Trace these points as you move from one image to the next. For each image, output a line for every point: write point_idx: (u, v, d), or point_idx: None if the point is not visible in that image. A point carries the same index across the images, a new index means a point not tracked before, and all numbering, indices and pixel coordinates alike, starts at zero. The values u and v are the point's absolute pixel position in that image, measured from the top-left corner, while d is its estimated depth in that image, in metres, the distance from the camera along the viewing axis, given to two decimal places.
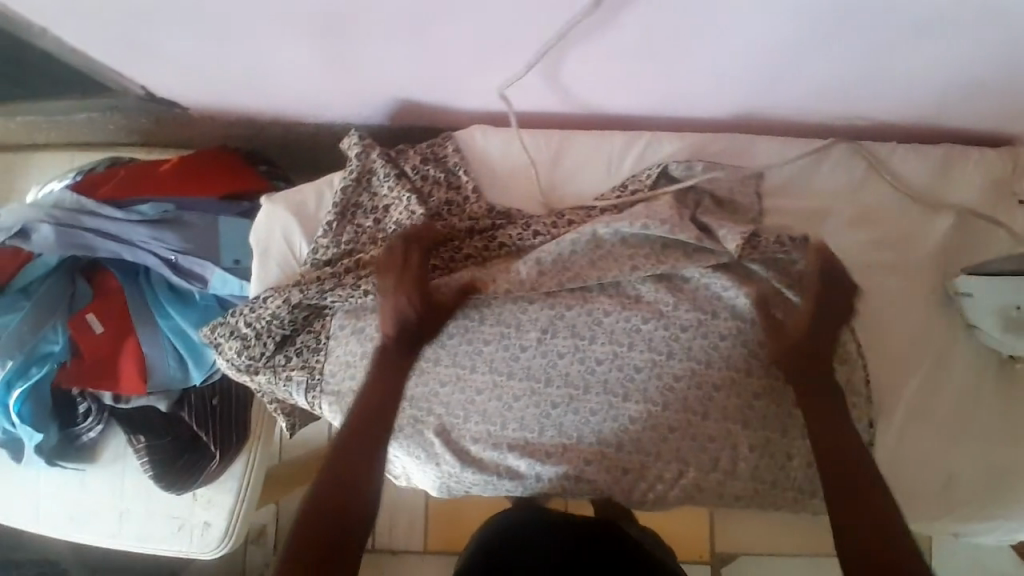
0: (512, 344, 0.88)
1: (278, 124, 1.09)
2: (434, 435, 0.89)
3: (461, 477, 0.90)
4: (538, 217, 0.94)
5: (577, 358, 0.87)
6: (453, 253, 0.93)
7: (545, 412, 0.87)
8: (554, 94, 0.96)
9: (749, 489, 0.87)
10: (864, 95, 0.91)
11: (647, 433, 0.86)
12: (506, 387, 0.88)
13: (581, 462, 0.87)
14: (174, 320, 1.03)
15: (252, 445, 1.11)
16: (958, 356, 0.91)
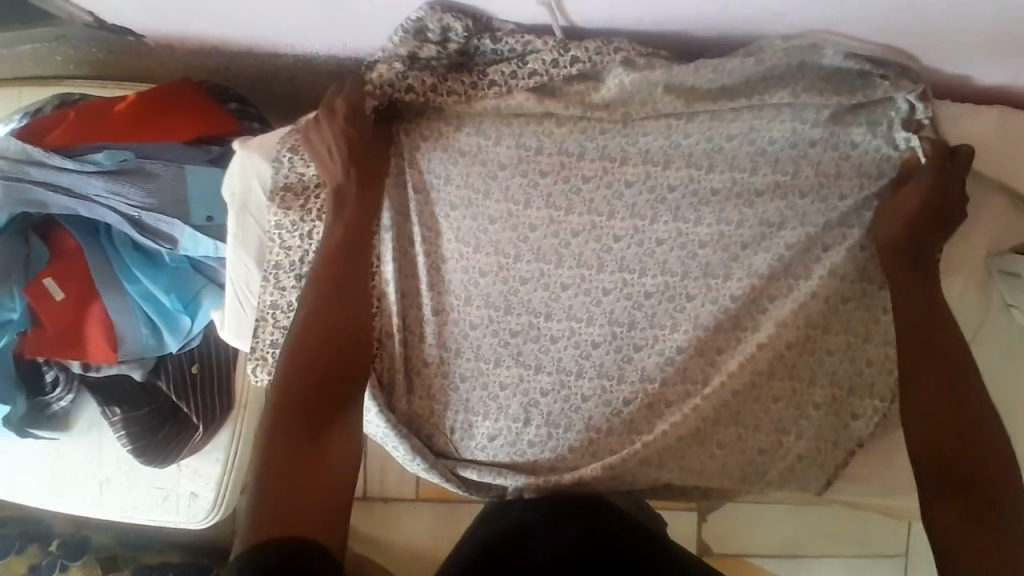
0: (554, 281, 0.81)
1: (248, 55, 0.92)
2: (471, 340, 0.83)
3: (494, 413, 0.83)
4: (537, 52, 0.76)
5: (628, 299, 0.81)
6: (466, 83, 0.78)
7: (596, 299, 0.81)
8: (618, 4, 0.72)
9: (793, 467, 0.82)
10: (951, 35, 0.71)
11: (699, 360, 0.80)
12: (554, 276, 0.81)
13: (630, 348, 0.81)
14: (142, 284, 0.91)
15: (237, 415, 1.02)
16: (994, 336, 0.82)
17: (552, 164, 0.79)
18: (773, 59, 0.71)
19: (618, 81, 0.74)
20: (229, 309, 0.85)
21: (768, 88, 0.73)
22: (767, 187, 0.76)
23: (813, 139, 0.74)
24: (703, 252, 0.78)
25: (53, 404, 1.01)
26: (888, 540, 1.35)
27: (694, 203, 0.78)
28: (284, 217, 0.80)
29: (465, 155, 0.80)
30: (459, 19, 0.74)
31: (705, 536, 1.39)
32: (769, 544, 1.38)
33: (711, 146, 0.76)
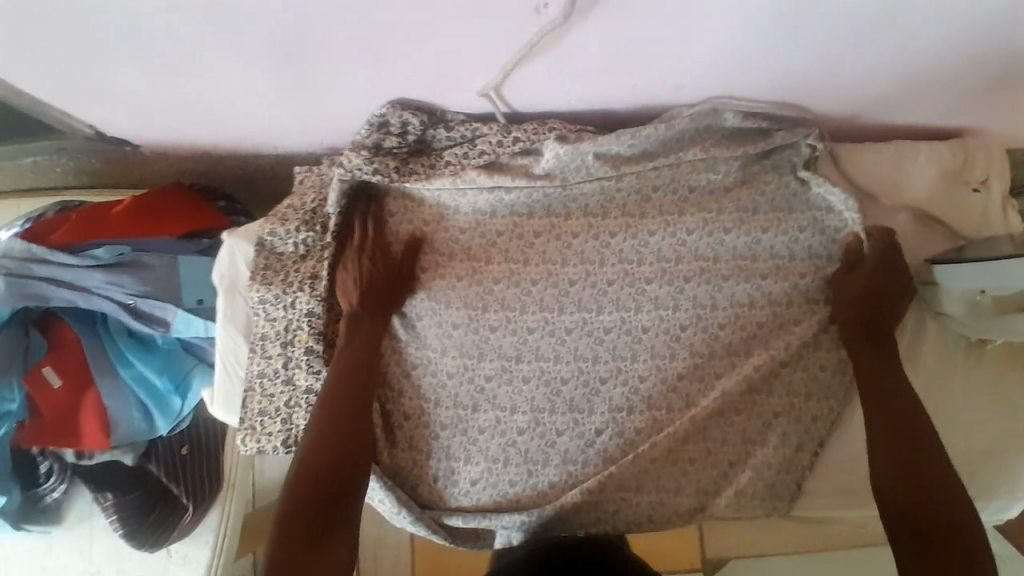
0: (520, 326, 0.90)
1: (235, 156, 1.04)
2: (449, 387, 0.89)
3: (475, 456, 0.88)
4: (484, 135, 0.89)
5: (589, 336, 0.89)
6: (432, 163, 0.90)
7: (560, 339, 0.89)
8: (546, 89, 0.85)
9: (757, 484, 0.88)
10: (823, 87, 0.86)
11: (655, 388, 0.88)
12: (520, 322, 0.90)
13: (595, 380, 0.89)
14: (136, 368, 0.97)
15: (228, 493, 1.04)
16: (931, 344, 0.88)
17: (506, 225, 0.90)
18: (681, 124, 0.85)
19: (553, 153, 0.86)
20: (218, 384, 0.90)
21: (684, 146, 0.87)
22: (689, 231, 0.89)
23: (727, 186, 0.89)
24: (650, 287, 0.89)
25: (46, 496, 1.04)
26: None
27: (635, 246, 0.89)
28: (266, 291, 0.87)
29: (428, 225, 0.91)
30: (416, 115, 0.87)
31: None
32: None
33: (642, 196, 0.90)
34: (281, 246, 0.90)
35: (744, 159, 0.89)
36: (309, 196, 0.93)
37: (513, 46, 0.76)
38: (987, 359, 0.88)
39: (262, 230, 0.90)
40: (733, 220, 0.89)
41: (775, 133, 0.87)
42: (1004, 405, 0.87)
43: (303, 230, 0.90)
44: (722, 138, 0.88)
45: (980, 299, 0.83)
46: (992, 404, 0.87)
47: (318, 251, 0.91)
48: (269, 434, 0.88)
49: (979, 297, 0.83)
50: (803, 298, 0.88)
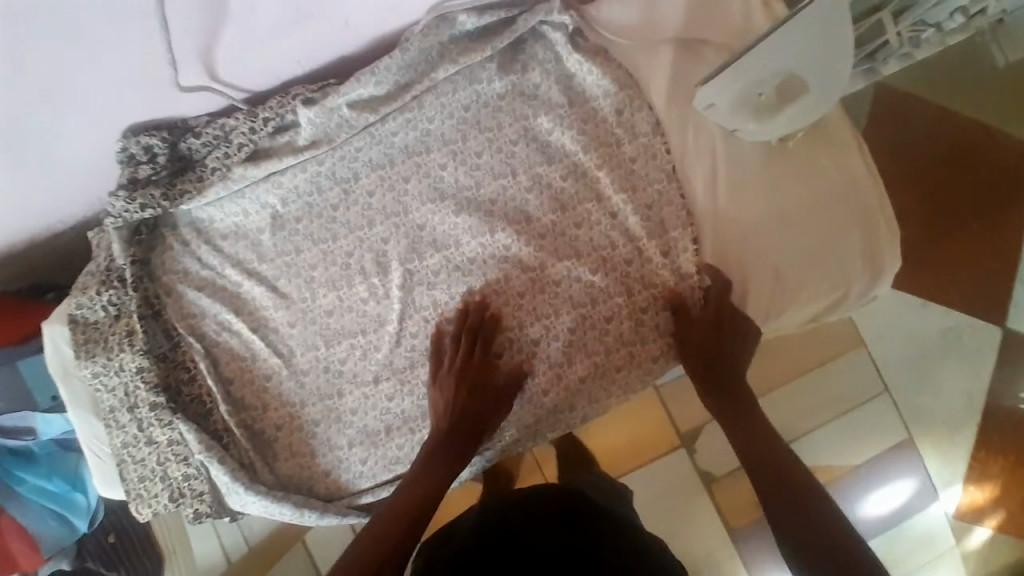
0: (353, 300, 0.89)
1: (38, 247, 1.01)
2: (310, 381, 0.89)
3: (359, 435, 0.89)
4: (235, 128, 0.85)
5: (420, 284, 0.89)
6: (198, 175, 0.86)
7: (394, 297, 0.89)
8: (262, 56, 0.79)
9: (624, 357, 0.88)
10: None
11: (499, 310, 0.88)
12: (353, 297, 0.89)
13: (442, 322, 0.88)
14: (29, 481, 0.96)
15: (171, 562, 1.07)
16: (737, 158, 0.87)
17: (301, 210, 0.89)
18: (416, 45, 0.83)
19: (307, 120, 0.84)
20: (91, 467, 0.90)
21: (430, 69, 0.86)
22: (475, 148, 0.89)
23: (496, 91, 0.89)
24: (460, 216, 0.89)
25: None
26: None
27: (433, 182, 0.89)
28: (93, 365, 0.84)
29: (226, 238, 0.90)
30: (156, 136, 0.83)
31: (705, 471, 1.39)
32: None
33: (417, 133, 0.89)
34: (92, 314, 0.85)
35: (498, 58, 0.89)
36: (100, 255, 0.88)
37: (200, 32, 0.70)
38: (791, 151, 0.87)
39: (69, 307, 0.87)
40: (516, 130, 0.89)
41: (517, 20, 0.86)
42: (823, 188, 0.86)
43: (105, 291, 0.85)
44: (462, 44, 0.86)
45: (761, 100, 0.81)
46: (814, 190, 0.86)
47: (126, 308, 0.86)
48: (156, 496, 0.88)
49: (759, 97, 0.81)
50: (603, 167, 0.88)
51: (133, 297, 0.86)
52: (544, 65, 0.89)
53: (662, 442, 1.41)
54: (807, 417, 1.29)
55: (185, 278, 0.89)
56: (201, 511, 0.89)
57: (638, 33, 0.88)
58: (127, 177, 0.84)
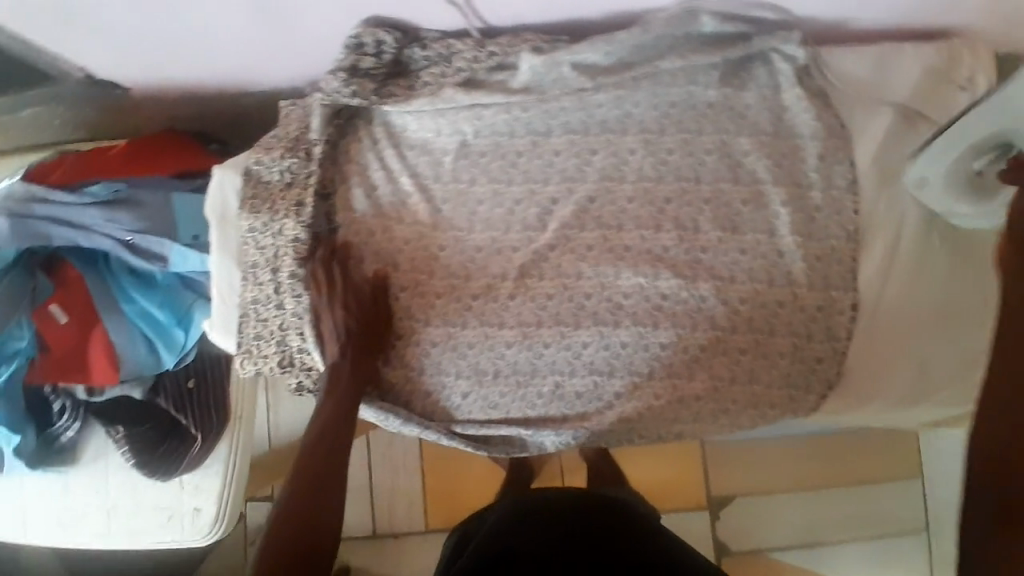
0: (505, 245, 0.91)
1: (222, 97, 1.05)
2: (440, 305, 0.90)
3: (470, 369, 0.90)
4: (461, 52, 0.89)
5: (572, 252, 0.89)
6: (412, 83, 0.91)
7: (544, 255, 0.90)
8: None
9: (744, 392, 0.88)
10: None
11: (642, 305, 0.88)
12: (505, 241, 0.91)
13: (581, 295, 0.88)
14: (139, 303, 1.00)
15: (234, 428, 1.07)
16: (921, 247, 0.86)
17: (488, 146, 0.91)
18: (656, 29, 0.84)
19: (529, 66, 0.87)
20: (214, 310, 0.95)
21: (659, 55, 0.87)
22: (671, 145, 0.89)
23: (709, 98, 0.89)
24: (632, 206, 0.89)
25: (61, 435, 1.08)
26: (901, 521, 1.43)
27: (617, 164, 0.90)
28: (254, 220, 0.91)
29: (412, 148, 0.93)
30: (389, 33, 0.88)
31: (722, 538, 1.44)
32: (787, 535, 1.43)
33: (622, 113, 0.89)
34: (268, 173, 0.93)
35: (721, 67, 0.89)
36: (292, 124, 0.95)
37: None
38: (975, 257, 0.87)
39: (249, 162, 0.94)
40: (714, 141, 0.88)
41: (754, 38, 0.87)
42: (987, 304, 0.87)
43: (286, 159, 0.92)
44: (698, 44, 0.87)
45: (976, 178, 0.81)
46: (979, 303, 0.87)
47: (299, 180, 0.92)
48: (264, 356, 0.93)
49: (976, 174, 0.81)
50: (790, 202, 0.87)
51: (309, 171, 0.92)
52: (763, 91, 0.89)
53: (692, 496, 1.46)
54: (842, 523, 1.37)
55: (359, 173, 0.93)
56: (303, 383, 0.96)
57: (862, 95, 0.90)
58: (348, 64, 0.89)
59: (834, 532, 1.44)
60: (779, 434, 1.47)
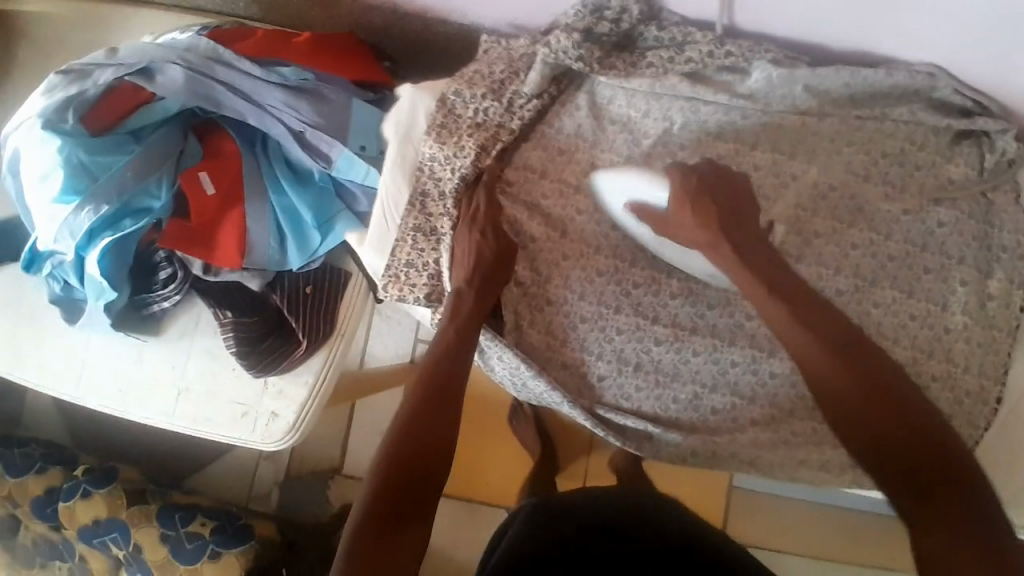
0: None
1: (417, 17, 1.02)
2: (600, 282, 0.89)
3: (607, 357, 0.90)
4: (695, 43, 0.87)
5: None
6: (635, 61, 0.89)
7: None
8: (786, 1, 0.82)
9: None
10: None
11: None
12: None
13: (743, 315, 0.88)
14: (286, 197, 0.97)
15: (335, 344, 1.03)
16: None
17: (691, 140, 0.88)
18: (897, 77, 0.84)
19: (764, 74, 0.85)
20: (372, 227, 0.93)
21: (892, 103, 0.86)
22: (873, 197, 0.87)
23: (923, 161, 0.86)
24: (818, 241, 0.87)
25: (153, 304, 1.04)
26: None
27: (814, 196, 0.87)
28: (439, 149, 0.89)
29: (614, 124, 0.90)
30: (636, 4, 0.86)
31: None
32: None
33: (832, 147, 0.87)
34: (462, 107, 0.90)
35: (941, 133, 0.86)
36: (496, 65, 0.92)
37: None
38: None
39: (447, 90, 0.91)
40: (915, 203, 0.86)
41: (977, 116, 0.85)
42: None
43: (486, 98, 0.89)
44: (930, 105, 0.86)
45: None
46: None
47: (496, 124, 0.89)
48: (412, 285, 0.91)
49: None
50: (971, 282, 0.86)
51: (512, 117, 0.90)
52: (972, 173, 0.86)
53: None
54: None
55: (555, 137, 0.91)
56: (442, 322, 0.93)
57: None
58: (580, 26, 0.86)
59: None
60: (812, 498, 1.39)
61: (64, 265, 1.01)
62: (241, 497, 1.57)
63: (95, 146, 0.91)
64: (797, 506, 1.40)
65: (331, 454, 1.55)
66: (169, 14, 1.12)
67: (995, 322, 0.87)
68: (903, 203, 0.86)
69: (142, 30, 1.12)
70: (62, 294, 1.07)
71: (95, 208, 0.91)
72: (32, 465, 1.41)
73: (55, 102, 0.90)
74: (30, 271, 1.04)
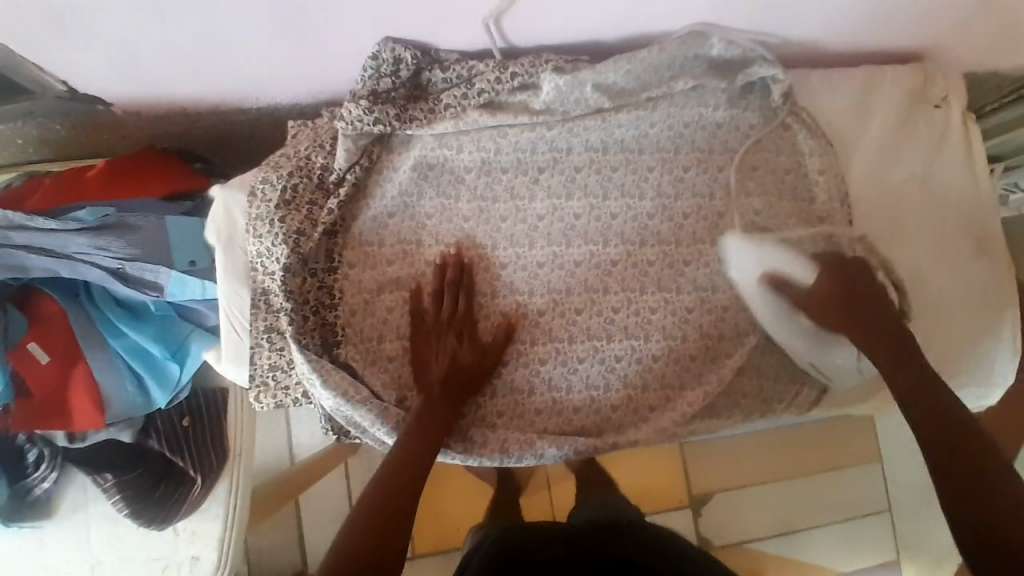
0: (529, 261, 0.92)
1: (215, 115, 1.00)
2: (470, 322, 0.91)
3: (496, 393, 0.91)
4: (482, 74, 0.88)
5: (601, 269, 0.91)
6: (432, 106, 0.91)
7: (570, 271, 0.92)
8: (549, 15, 0.83)
9: (756, 386, 0.92)
10: (796, 24, 0.89)
11: (669, 319, 0.91)
12: (530, 256, 0.92)
13: (610, 310, 0.91)
14: (128, 337, 0.92)
15: (234, 465, 0.98)
16: (908, 221, 0.93)
17: (511, 163, 0.92)
18: (670, 49, 0.85)
19: (553, 85, 0.86)
20: (224, 338, 0.89)
21: (675, 75, 0.89)
22: (683, 164, 0.92)
23: (718, 118, 0.92)
24: (654, 221, 0.92)
25: (35, 488, 0.98)
26: (870, 501, 1.44)
27: (637, 181, 0.92)
28: (260, 243, 0.87)
29: (433, 168, 0.92)
30: (409, 50, 0.86)
31: (704, 534, 1.43)
32: (762, 526, 1.43)
33: (638, 133, 0.92)
34: (269, 193, 0.88)
35: (727, 90, 0.91)
36: (302, 142, 0.92)
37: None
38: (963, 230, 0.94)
39: (256, 180, 0.89)
40: (725, 160, 0.92)
41: (753, 65, 0.89)
42: (970, 279, 0.93)
43: (292, 177, 0.88)
44: (712, 68, 0.89)
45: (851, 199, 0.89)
46: (961, 276, 0.93)
47: (314, 194, 0.89)
48: (285, 388, 0.91)
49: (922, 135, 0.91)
50: (793, 211, 0.92)
51: (332, 183, 0.90)
52: (764, 115, 0.92)
53: (673, 496, 1.43)
54: (805, 514, 1.44)
55: (390, 202, 0.92)
56: (285, 403, 0.91)
57: (844, 126, 0.94)
58: (367, 101, 0.87)
59: (811, 519, 1.44)
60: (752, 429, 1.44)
61: None
62: None
63: None
64: (741, 440, 1.44)
65: (289, 559, 1.48)
66: None
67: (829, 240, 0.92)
68: (713, 163, 0.92)
69: None
70: None
71: None
72: None
73: None
74: None
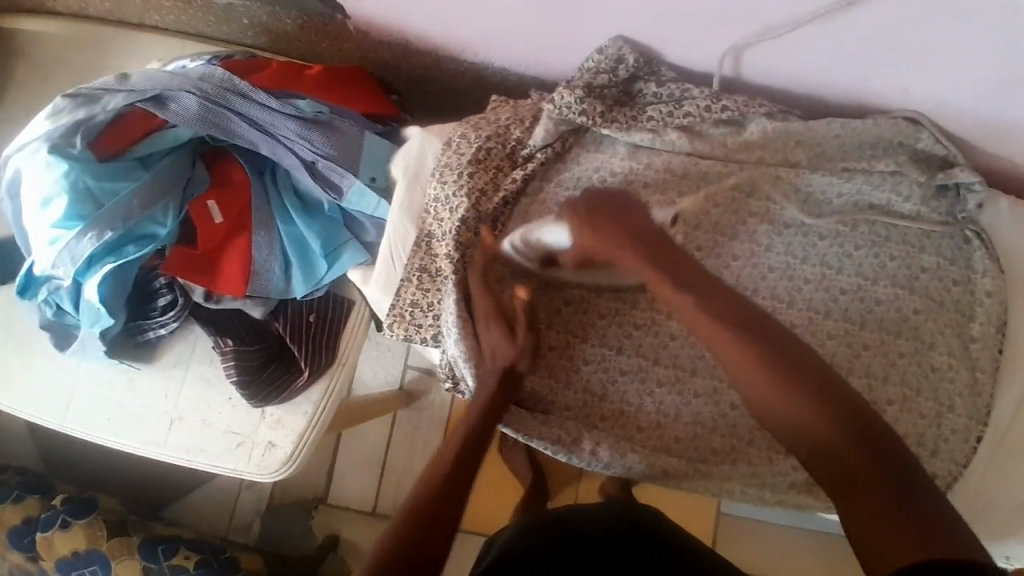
0: None
1: (427, 55, 1.05)
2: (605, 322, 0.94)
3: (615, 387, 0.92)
4: (693, 99, 0.91)
5: None
6: (635, 115, 0.92)
7: None
8: (786, 57, 0.87)
9: None
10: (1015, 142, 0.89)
11: None
12: None
13: None
14: (294, 227, 0.98)
15: (336, 372, 1.01)
16: None
17: (690, 188, 0.92)
18: (882, 128, 0.88)
19: (761, 127, 0.89)
20: (378, 265, 0.95)
21: (877, 155, 0.90)
22: (856, 244, 0.92)
23: (905, 211, 0.91)
24: (809, 287, 0.92)
25: (149, 332, 1.03)
26: None
27: (804, 244, 0.92)
28: (442, 188, 0.91)
29: (616, 174, 0.93)
30: (633, 53, 0.90)
31: None
32: None
33: (822, 198, 0.92)
34: (461, 146, 0.92)
35: (923, 187, 0.90)
36: (502, 114, 0.95)
37: (766, 24, 0.81)
38: None
39: (454, 132, 0.94)
40: (901, 250, 0.91)
41: (954, 168, 0.89)
42: None
43: (490, 137, 0.93)
44: (917, 157, 0.90)
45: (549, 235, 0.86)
46: None
47: (506, 155, 0.93)
48: (418, 324, 0.93)
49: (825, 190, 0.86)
50: (947, 322, 0.91)
51: (526, 154, 0.93)
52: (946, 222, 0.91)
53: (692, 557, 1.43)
54: None
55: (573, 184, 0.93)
56: (412, 337, 0.94)
57: None
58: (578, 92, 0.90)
59: None
60: (792, 523, 1.41)
61: (61, 291, 1.00)
62: (222, 528, 1.53)
63: (102, 172, 0.91)
64: (777, 530, 1.42)
65: (315, 482, 1.53)
66: (176, 40, 1.13)
67: (974, 362, 0.90)
68: (887, 252, 0.91)
69: (148, 54, 1.12)
70: (53, 319, 1.04)
71: (98, 235, 0.90)
72: (8, 493, 1.37)
73: (62, 127, 0.90)
74: (23, 297, 1.01)
